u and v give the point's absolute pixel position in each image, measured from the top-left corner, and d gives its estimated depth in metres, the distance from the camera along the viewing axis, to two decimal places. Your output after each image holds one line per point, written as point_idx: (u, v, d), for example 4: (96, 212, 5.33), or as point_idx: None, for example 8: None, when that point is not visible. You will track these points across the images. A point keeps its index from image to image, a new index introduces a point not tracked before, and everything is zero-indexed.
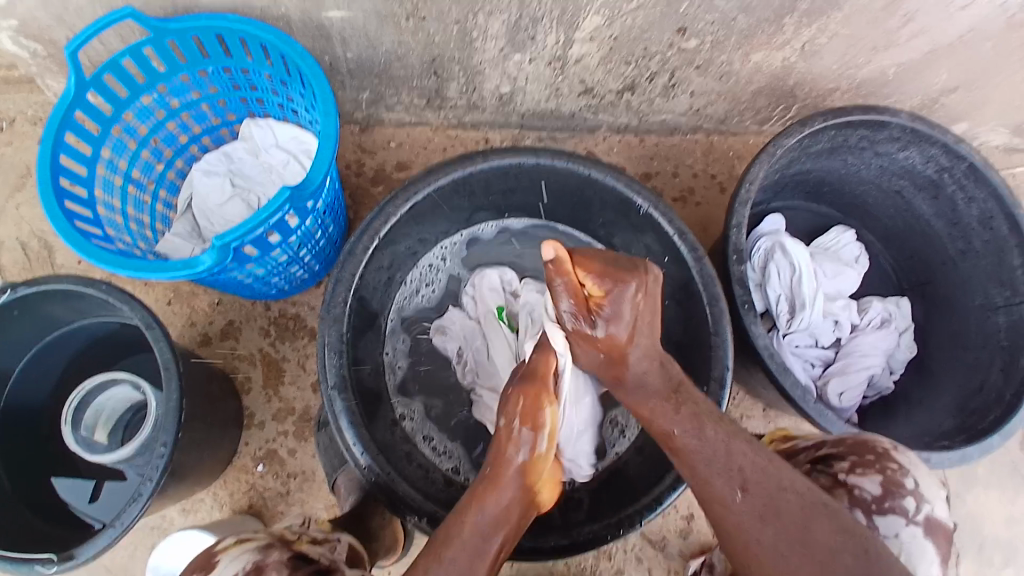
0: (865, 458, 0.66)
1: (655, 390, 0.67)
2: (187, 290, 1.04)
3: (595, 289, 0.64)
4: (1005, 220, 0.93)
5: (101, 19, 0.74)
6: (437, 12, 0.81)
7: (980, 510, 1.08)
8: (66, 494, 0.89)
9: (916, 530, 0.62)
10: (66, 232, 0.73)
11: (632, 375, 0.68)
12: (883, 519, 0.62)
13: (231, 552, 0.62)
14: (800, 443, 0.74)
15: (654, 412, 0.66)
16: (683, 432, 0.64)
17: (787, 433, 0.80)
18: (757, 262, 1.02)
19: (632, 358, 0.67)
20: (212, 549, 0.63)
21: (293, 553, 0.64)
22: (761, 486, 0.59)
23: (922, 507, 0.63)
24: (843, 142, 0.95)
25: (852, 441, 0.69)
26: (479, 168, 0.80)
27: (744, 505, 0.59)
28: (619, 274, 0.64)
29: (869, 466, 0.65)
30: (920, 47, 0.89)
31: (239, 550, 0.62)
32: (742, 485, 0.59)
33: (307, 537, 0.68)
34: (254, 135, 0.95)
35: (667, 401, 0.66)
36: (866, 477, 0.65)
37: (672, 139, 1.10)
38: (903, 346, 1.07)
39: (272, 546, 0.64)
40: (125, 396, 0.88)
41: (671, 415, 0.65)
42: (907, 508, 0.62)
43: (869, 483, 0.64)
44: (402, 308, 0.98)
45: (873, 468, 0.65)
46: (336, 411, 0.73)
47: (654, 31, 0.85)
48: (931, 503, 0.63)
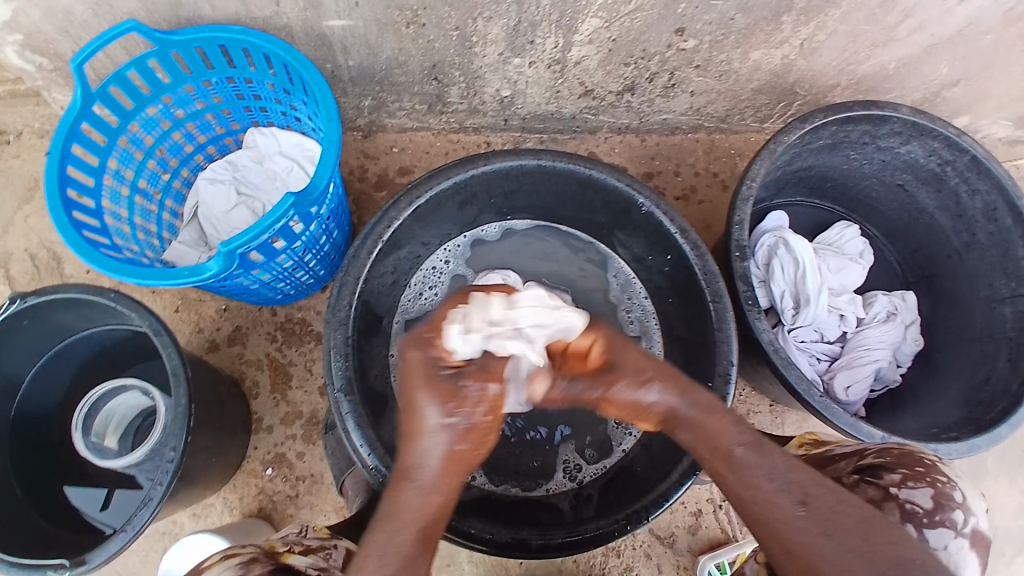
0: (914, 471, 0.66)
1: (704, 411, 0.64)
2: (194, 297, 1.05)
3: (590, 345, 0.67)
4: (1009, 212, 0.94)
5: (104, 34, 0.75)
6: (437, 18, 0.82)
7: (990, 501, 1.08)
8: (78, 500, 0.91)
9: (963, 542, 0.62)
10: (75, 242, 0.74)
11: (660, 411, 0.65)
12: (933, 532, 0.62)
13: (214, 569, 0.62)
14: (834, 450, 0.73)
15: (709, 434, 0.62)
16: (744, 447, 0.60)
17: (816, 436, 0.78)
18: (761, 259, 1.02)
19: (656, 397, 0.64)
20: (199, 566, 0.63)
21: (274, 568, 0.63)
22: (821, 500, 0.55)
23: (970, 520, 0.63)
24: (844, 138, 0.96)
25: (897, 452, 0.68)
26: (482, 171, 0.81)
27: (787, 516, 0.55)
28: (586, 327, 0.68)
29: (919, 479, 0.65)
30: (919, 42, 0.90)
31: (221, 568, 0.62)
32: (802, 498, 0.56)
33: (300, 547, 0.68)
34: (258, 143, 0.96)
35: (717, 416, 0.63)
36: (917, 490, 0.64)
37: (673, 138, 1.10)
38: (909, 339, 1.06)
39: (257, 560, 0.63)
40: (134, 401, 0.90)
41: (733, 430, 0.62)
42: (956, 521, 0.62)
43: (920, 496, 0.63)
44: (407, 311, 0.97)
45: (924, 481, 0.64)
46: (342, 413, 0.73)
47: (652, 32, 0.86)
48: (978, 515, 0.63)
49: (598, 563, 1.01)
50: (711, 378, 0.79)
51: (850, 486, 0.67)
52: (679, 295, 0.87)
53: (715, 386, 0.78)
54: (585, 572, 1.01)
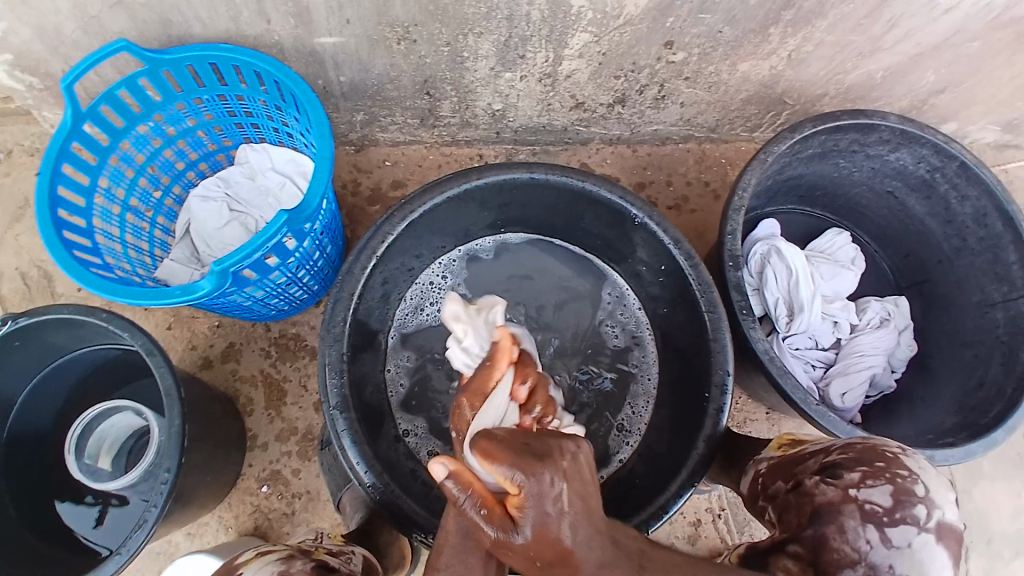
0: (874, 468, 0.67)
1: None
2: (187, 313, 1.05)
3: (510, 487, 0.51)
4: (999, 217, 0.95)
5: (96, 53, 0.75)
6: (428, 34, 0.83)
7: (987, 504, 1.08)
8: (71, 519, 0.89)
9: (927, 537, 0.63)
10: (66, 262, 0.74)
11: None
12: (895, 530, 0.63)
13: (253, 564, 0.65)
14: (806, 448, 0.73)
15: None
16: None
17: (795, 436, 0.77)
18: (754, 267, 1.03)
19: (577, 561, 0.51)
20: (232, 564, 0.66)
21: (314, 563, 0.66)
22: None
23: (934, 513, 0.64)
24: (834, 147, 0.96)
25: (859, 448, 0.69)
26: (475, 184, 0.81)
27: None
28: (530, 462, 0.51)
29: (878, 476, 0.66)
30: (905, 52, 0.91)
31: (260, 563, 0.65)
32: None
33: (323, 549, 0.71)
34: (250, 159, 0.96)
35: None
36: (876, 488, 0.65)
37: (664, 149, 1.11)
38: (903, 345, 1.07)
39: (294, 557, 0.67)
40: (126, 422, 0.89)
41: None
42: (918, 516, 0.63)
43: (878, 495, 0.65)
44: (404, 325, 0.98)
45: (883, 478, 0.66)
46: (339, 430, 0.73)
47: (642, 45, 0.87)
48: (942, 508, 0.64)
49: None
50: (708, 388, 0.79)
51: (811, 489, 0.68)
52: (674, 305, 0.88)
53: (711, 396, 0.78)
54: None
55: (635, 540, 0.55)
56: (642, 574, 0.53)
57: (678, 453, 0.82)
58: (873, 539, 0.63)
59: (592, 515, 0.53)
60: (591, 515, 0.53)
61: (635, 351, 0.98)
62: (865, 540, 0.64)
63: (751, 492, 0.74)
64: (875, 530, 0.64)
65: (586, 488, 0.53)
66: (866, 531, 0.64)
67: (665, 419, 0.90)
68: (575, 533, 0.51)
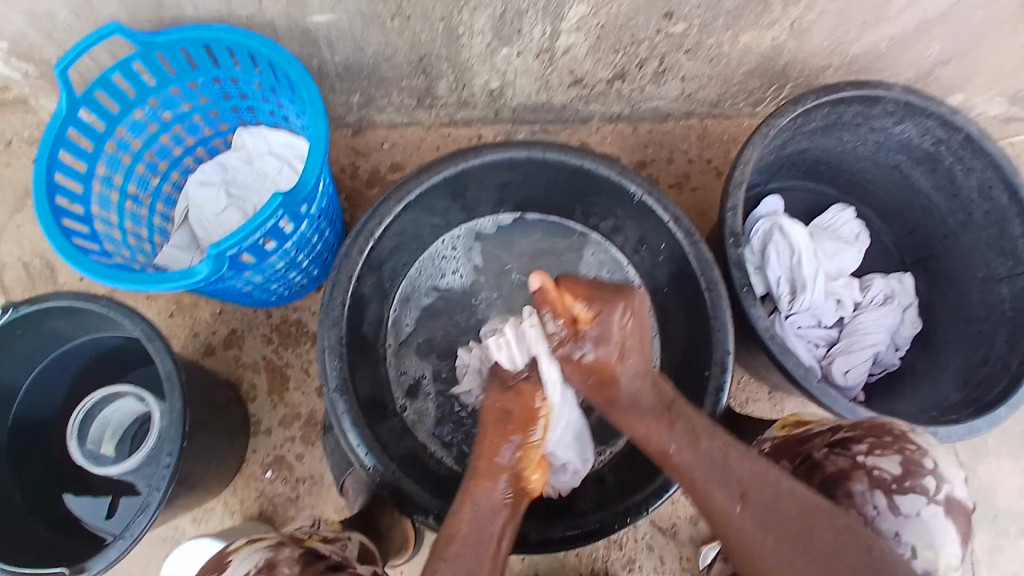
0: (883, 440, 0.66)
1: (649, 418, 0.66)
2: (188, 301, 1.04)
3: (583, 313, 0.63)
4: (1005, 190, 0.93)
5: (87, 37, 0.74)
6: (422, 10, 0.81)
7: (992, 480, 1.07)
8: (79, 509, 0.90)
9: (937, 509, 0.63)
10: (64, 249, 0.73)
11: (622, 397, 0.67)
12: (904, 498, 0.63)
13: (242, 552, 0.65)
14: (811, 428, 0.71)
15: (648, 432, 0.66)
16: (677, 448, 0.65)
17: (800, 417, 0.75)
18: (756, 244, 1.01)
19: (623, 380, 0.66)
20: (225, 551, 0.66)
21: (305, 550, 0.66)
22: (761, 495, 0.61)
23: (943, 487, 0.63)
24: (837, 120, 0.95)
25: (867, 423, 0.68)
26: (472, 164, 0.80)
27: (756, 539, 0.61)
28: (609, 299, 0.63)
29: (887, 447, 0.66)
30: (910, 20, 0.89)
31: (251, 550, 0.65)
32: (741, 495, 0.62)
33: (318, 536, 0.71)
34: (247, 143, 0.95)
35: (662, 419, 0.66)
36: (884, 457, 0.65)
37: (665, 125, 1.09)
38: (907, 322, 1.06)
39: (284, 544, 0.66)
40: (130, 409, 0.89)
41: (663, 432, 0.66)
42: (928, 487, 0.63)
43: (887, 463, 0.65)
44: (414, 282, 0.98)
45: (892, 449, 0.65)
46: (339, 413, 0.73)
47: (640, 18, 0.85)
48: (953, 482, 0.63)
49: (602, 555, 1.01)
50: (708, 366, 0.78)
51: (820, 460, 0.68)
52: (674, 283, 0.87)
53: (712, 374, 0.77)
54: (589, 566, 1.01)
55: (670, 393, 0.68)
56: (667, 412, 0.67)
57: None
58: (880, 505, 0.64)
59: (639, 346, 0.66)
60: (642, 349, 0.66)
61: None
62: (872, 506, 0.65)
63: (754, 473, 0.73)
64: (882, 497, 0.64)
65: (641, 320, 0.65)
66: (874, 497, 0.65)
67: None
68: (624, 363, 0.65)
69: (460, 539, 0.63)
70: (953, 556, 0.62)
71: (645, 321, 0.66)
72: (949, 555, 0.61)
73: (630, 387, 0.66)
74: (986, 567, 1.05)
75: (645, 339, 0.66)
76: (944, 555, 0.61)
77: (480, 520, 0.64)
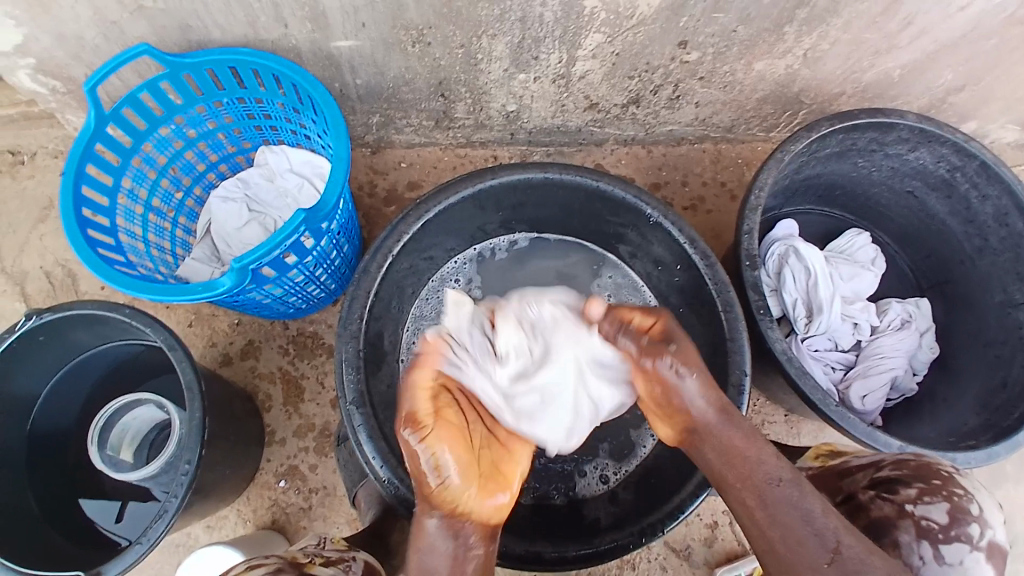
0: (931, 485, 0.66)
1: (744, 436, 0.66)
2: (207, 312, 1.07)
3: (643, 321, 0.68)
4: (1021, 216, 0.93)
5: (117, 57, 0.77)
6: (441, 37, 0.83)
7: (1012, 507, 1.06)
8: (94, 514, 0.92)
9: (979, 555, 0.62)
10: (90, 260, 0.76)
11: (705, 422, 0.66)
12: (948, 547, 0.62)
13: None
14: (849, 461, 0.73)
15: (753, 458, 0.64)
16: (783, 484, 0.62)
17: (833, 447, 0.78)
18: (772, 268, 1.02)
19: (707, 388, 0.66)
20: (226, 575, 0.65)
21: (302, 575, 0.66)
22: (852, 552, 0.58)
23: (985, 532, 0.63)
24: (851, 146, 0.95)
25: (913, 463, 0.69)
26: (488, 185, 0.82)
27: (816, 566, 0.58)
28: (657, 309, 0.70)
29: (935, 493, 0.65)
30: (923, 49, 0.90)
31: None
32: (833, 548, 0.58)
33: (320, 559, 0.71)
34: (270, 161, 0.98)
35: (766, 449, 0.65)
36: (933, 506, 0.64)
37: (679, 149, 1.10)
38: (925, 346, 1.05)
39: (282, 569, 0.66)
40: (149, 416, 0.91)
41: (772, 464, 0.64)
42: (973, 534, 0.63)
43: (936, 512, 0.64)
44: (419, 319, 0.99)
45: (940, 495, 0.65)
46: (355, 425, 0.74)
47: (655, 46, 0.87)
48: (994, 528, 0.64)
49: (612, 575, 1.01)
50: (723, 388, 0.79)
51: (865, 503, 0.67)
52: (688, 303, 0.88)
53: (726, 396, 0.78)
54: None
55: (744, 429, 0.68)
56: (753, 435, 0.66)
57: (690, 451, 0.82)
58: (926, 556, 0.63)
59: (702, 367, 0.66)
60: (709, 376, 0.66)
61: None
62: (918, 556, 0.63)
63: None
64: (928, 547, 0.63)
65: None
66: (920, 547, 0.63)
67: None
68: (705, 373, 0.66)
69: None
70: None
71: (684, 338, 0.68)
72: None
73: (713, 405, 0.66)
74: None
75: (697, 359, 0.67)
76: None
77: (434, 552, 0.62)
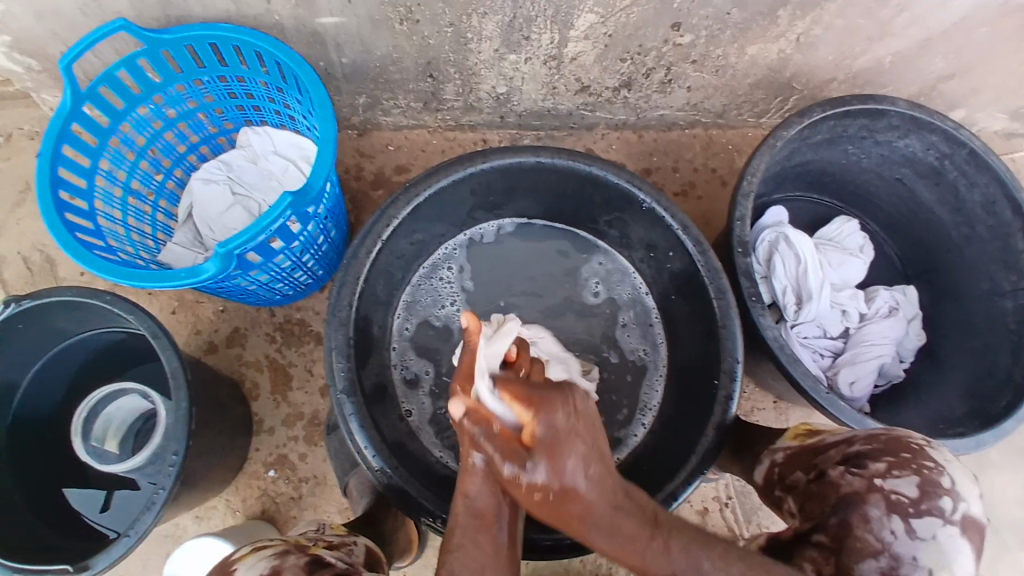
0: (901, 458, 0.66)
1: (627, 540, 0.58)
2: (191, 298, 1.05)
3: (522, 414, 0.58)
4: (1008, 204, 0.94)
5: (93, 34, 0.74)
6: (431, 15, 0.81)
7: (995, 491, 1.08)
8: (78, 503, 0.90)
9: (952, 529, 0.62)
10: (68, 244, 0.73)
11: (597, 524, 0.58)
12: (919, 521, 0.62)
13: (248, 560, 0.64)
14: (825, 439, 0.72)
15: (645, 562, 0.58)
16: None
17: (813, 426, 0.76)
18: (762, 254, 1.02)
19: (580, 493, 0.58)
20: (230, 558, 0.65)
21: (310, 557, 0.65)
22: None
23: (959, 506, 0.63)
24: (843, 132, 0.95)
25: (885, 437, 0.68)
26: (480, 168, 0.81)
27: None
28: (547, 397, 0.59)
29: (905, 467, 0.65)
30: (914, 36, 0.89)
31: (256, 558, 0.64)
32: None
33: (323, 542, 0.70)
34: (252, 142, 0.95)
35: (654, 537, 0.59)
36: (901, 479, 0.65)
37: (670, 134, 1.10)
38: (912, 334, 1.06)
39: (290, 551, 0.65)
40: (134, 405, 0.89)
41: (665, 561, 0.58)
42: (944, 508, 0.63)
43: (905, 486, 0.64)
44: (412, 301, 0.98)
45: (910, 469, 0.65)
46: (346, 414, 0.73)
47: (648, 28, 0.85)
48: (968, 501, 0.63)
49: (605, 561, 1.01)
50: (716, 376, 0.79)
51: (836, 479, 0.67)
52: (681, 291, 0.88)
53: (720, 383, 0.77)
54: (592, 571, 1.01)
55: (650, 503, 0.62)
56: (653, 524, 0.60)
57: (684, 440, 0.82)
58: (897, 530, 0.63)
59: (585, 457, 0.58)
60: (590, 459, 0.59)
61: (618, 334, 0.99)
62: (889, 531, 0.63)
63: (767, 482, 0.74)
64: (899, 521, 0.63)
65: (588, 422, 0.60)
66: (891, 521, 0.63)
67: (673, 406, 0.90)
68: (582, 474, 0.58)
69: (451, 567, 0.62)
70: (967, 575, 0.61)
71: (590, 421, 0.60)
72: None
73: (603, 511, 0.58)
74: None
75: (583, 446, 0.58)
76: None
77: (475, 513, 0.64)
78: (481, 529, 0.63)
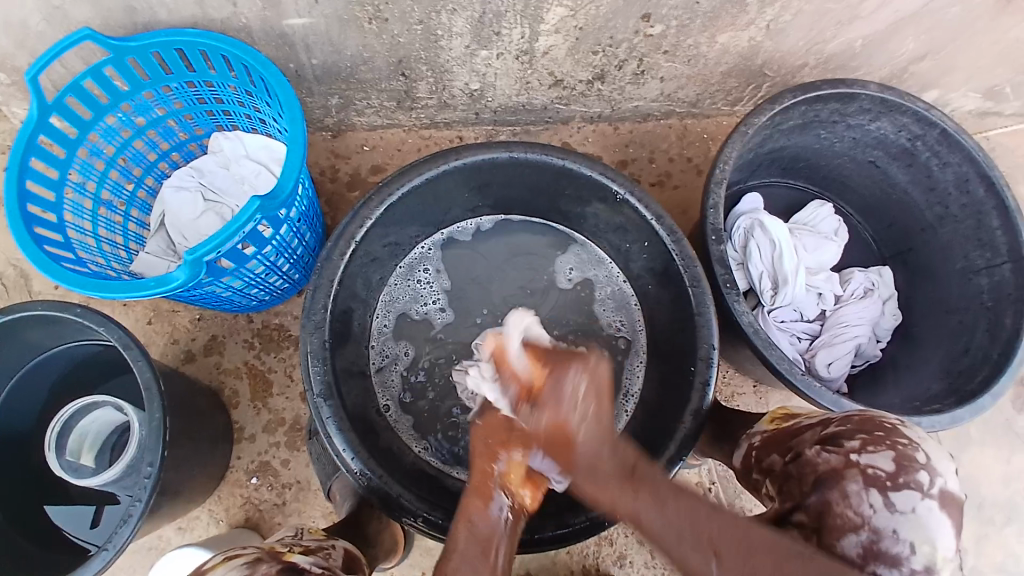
0: (874, 435, 0.67)
1: (607, 480, 0.59)
2: (166, 308, 1.03)
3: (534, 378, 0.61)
4: (981, 183, 0.95)
5: (57, 44, 0.73)
6: (400, 12, 0.81)
7: (976, 467, 1.09)
8: (60, 519, 0.88)
9: (931, 502, 0.63)
10: (37, 258, 0.72)
11: (583, 462, 0.59)
12: (897, 494, 0.63)
13: (219, 570, 0.62)
14: (800, 422, 0.73)
15: (613, 499, 0.59)
16: (643, 513, 0.57)
17: (789, 410, 0.77)
18: (738, 242, 1.02)
19: (580, 446, 0.59)
20: (202, 569, 0.63)
21: (282, 565, 0.64)
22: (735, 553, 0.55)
23: (936, 480, 0.64)
24: (815, 117, 0.96)
25: (858, 418, 0.69)
26: (454, 165, 0.80)
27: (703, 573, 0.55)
28: (561, 361, 0.61)
29: (879, 443, 0.66)
30: (884, 19, 0.90)
31: (227, 568, 0.62)
32: (714, 552, 0.55)
33: (300, 548, 0.69)
34: (224, 147, 0.94)
35: (625, 486, 0.59)
36: (877, 454, 0.66)
37: (646, 125, 1.10)
38: (887, 314, 1.07)
39: (262, 560, 0.64)
40: (109, 417, 0.88)
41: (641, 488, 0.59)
42: (921, 482, 0.63)
43: (881, 460, 0.65)
44: (392, 301, 0.98)
45: (884, 445, 0.66)
46: (323, 418, 0.72)
47: (619, 19, 0.85)
48: (944, 476, 0.64)
49: (590, 553, 1.01)
50: (693, 363, 0.79)
51: (813, 457, 0.68)
52: (658, 281, 0.88)
53: (697, 370, 0.78)
54: (579, 563, 1.01)
55: (632, 454, 0.61)
56: (630, 476, 0.59)
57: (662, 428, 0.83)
58: (876, 504, 0.63)
59: (601, 409, 0.60)
60: (601, 412, 0.60)
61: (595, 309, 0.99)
62: (868, 505, 0.64)
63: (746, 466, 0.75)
64: (877, 495, 0.64)
65: (604, 391, 0.60)
66: (869, 496, 0.64)
67: (653, 394, 0.90)
68: (580, 426, 0.59)
69: (458, 554, 0.61)
70: (949, 549, 0.62)
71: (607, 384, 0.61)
72: (944, 548, 0.61)
73: (588, 453, 0.59)
74: (972, 555, 1.06)
75: (605, 409, 0.60)
76: (939, 549, 0.61)
77: (477, 534, 0.62)
78: (482, 556, 0.61)
